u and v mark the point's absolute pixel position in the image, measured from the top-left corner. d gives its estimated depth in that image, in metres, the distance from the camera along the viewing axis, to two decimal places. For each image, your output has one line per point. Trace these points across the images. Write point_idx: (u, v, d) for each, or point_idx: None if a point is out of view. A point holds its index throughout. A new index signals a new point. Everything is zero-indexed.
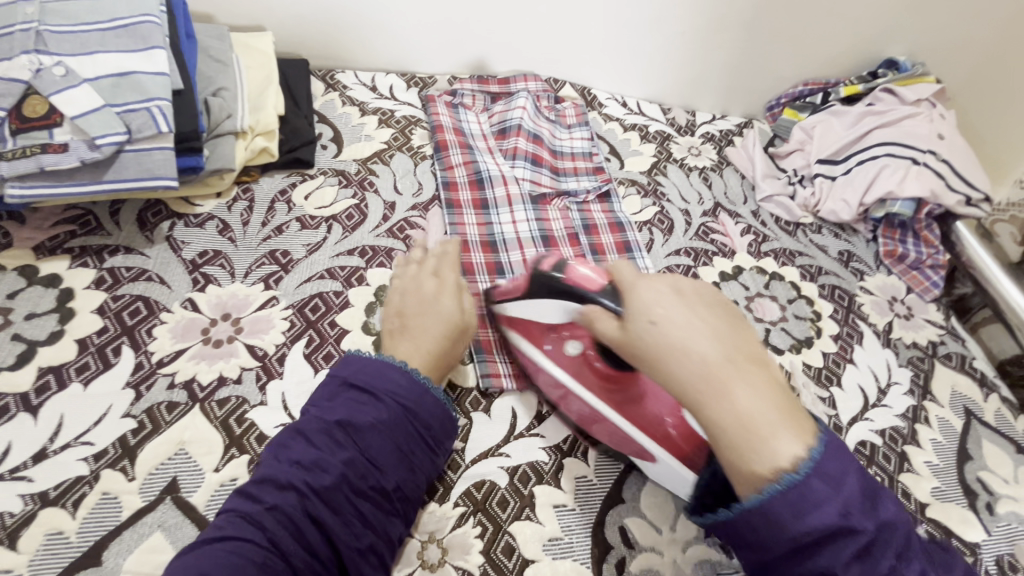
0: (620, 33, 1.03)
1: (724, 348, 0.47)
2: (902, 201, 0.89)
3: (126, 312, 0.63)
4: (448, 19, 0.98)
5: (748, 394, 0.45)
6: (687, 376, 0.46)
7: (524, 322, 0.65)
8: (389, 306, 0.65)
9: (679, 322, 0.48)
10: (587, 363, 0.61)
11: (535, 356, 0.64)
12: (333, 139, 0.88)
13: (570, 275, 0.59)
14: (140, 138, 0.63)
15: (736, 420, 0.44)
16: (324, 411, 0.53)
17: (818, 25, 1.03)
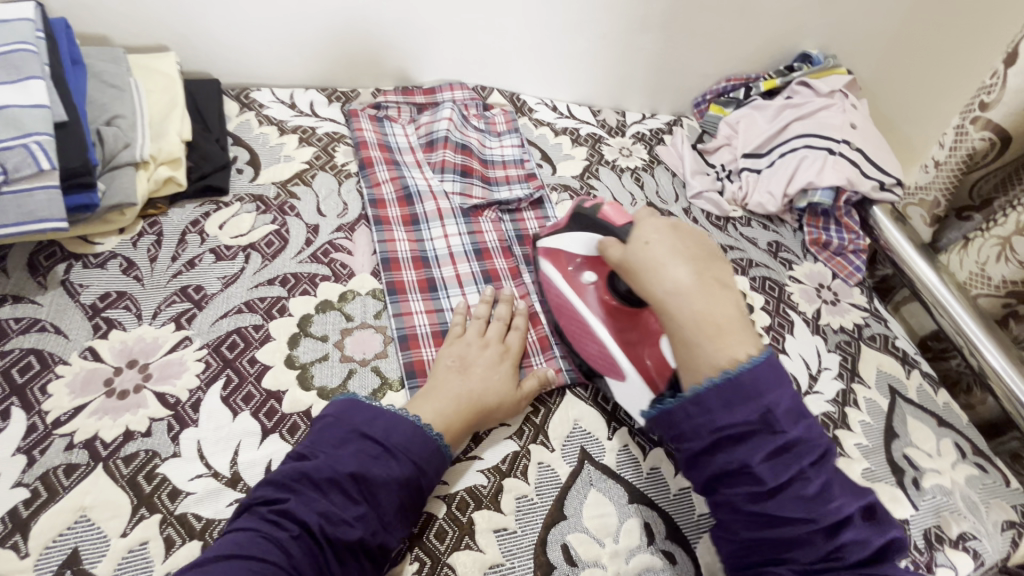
0: (542, 39, 1.02)
1: (696, 272, 0.57)
2: (821, 190, 0.91)
3: (16, 369, 0.57)
4: (366, 31, 0.95)
5: (708, 303, 0.55)
6: (666, 284, 0.56)
7: (557, 254, 0.74)
8: (443, 360, 0.65)
9: (665, 250, 0.59)
10: (598, 294, 0.69)
11: (556, 275, 0.73)
12: (249, 162, 0.84)
13: (603, 212, 0.70)
14: (19, 178, 0.58)
15: (705, 319, 0.54)
16: (334, 462, 0.52)
17: (734, 24, 1.05)
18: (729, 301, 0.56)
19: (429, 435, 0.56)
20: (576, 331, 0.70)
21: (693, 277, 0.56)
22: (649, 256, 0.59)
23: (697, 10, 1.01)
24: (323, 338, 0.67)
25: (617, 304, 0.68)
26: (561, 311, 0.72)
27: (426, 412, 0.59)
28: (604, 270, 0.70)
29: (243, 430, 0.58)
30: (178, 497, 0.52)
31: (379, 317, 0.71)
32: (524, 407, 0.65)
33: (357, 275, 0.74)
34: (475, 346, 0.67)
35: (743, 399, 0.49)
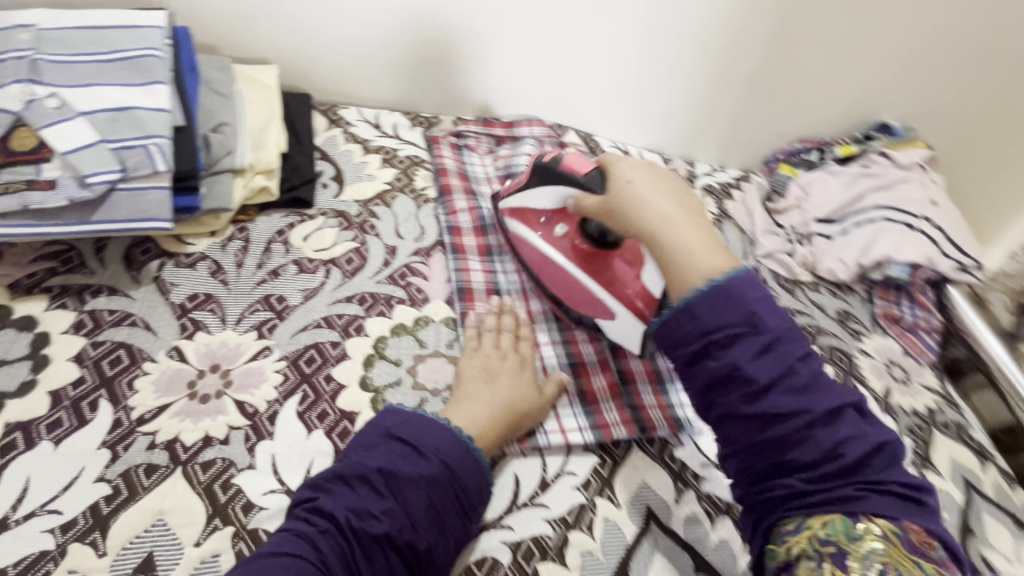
0: (623, 86, 1.03)
1: (681, 209, 0.58)
2: (898, 264, 0.91)
3: (106, 360, 0.58)
4: (456, 60, 0.97)
5: (697, 233, 0.56)
6: (658, 218, 0.57)
7: (523, 212, 0.76)
8: (467, 374, 0.64)
9: (649, 186, 0.59)
10: (572, 242, 0.72)
11: (527, 235, 0.75)
12: (334, 177, 0.86)
13: (566, 164, 0.70)
14: (136, 176, 0.60)
15: (674, 258, 0.55)
16: (363, 459, 0.51)
17: (815, 88, 1.05)
18: (698, 231, 0.56)
19: (452, 429, 0.54)
20: (569, 293, 0.73)
21: (680, 222, 0.57)
22: (637, 197, 0.59)
23: (782, 69, 1.01)
24: (396, 362, 0.67)
25: (588, 248, 0.71)
26: (542, 270, 0.75)
27: (460, 418, 0.57)
28: (572, 220, 0.72)
29: (316, 448, 0.58)
30: (251, 511, 0.52)
31: (451, 346, 0.71)
32: (540, 415, 0.64)
33: (432, 301, 0.75)
34: (494, 356, 0.66)
35: (731, 303, 0.51)
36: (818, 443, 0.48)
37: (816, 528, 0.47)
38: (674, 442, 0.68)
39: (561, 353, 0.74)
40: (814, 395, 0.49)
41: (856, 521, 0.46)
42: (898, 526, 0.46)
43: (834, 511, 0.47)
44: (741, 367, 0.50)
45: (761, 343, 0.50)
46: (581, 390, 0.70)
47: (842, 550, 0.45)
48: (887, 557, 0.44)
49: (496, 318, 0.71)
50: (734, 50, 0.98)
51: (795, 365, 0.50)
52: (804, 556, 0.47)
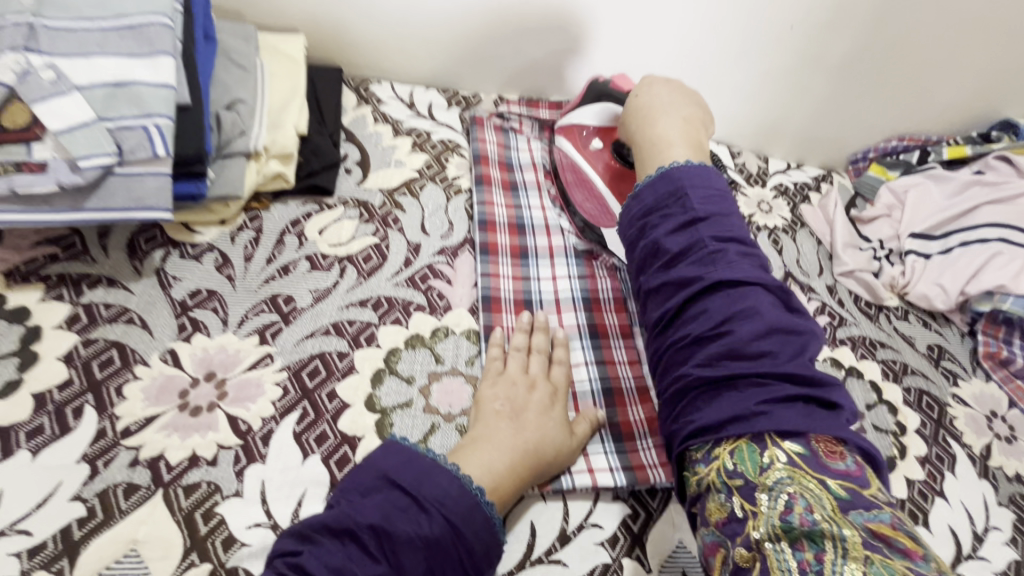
0: (690, 66, 0.89)
1: (673, 106, 0.64)
2: (1014, 297, 0.75)
3: (96, 362, 0.54)
4: (499, 26, 0.85)
5: (668, 127, 0.63)
6: (661, 125, 0.63)
7: (569, 127, 0.80)
8: (484, 407, 0.56)
9: (663, 98, 0.65)
10: (605, 159, 0.77)
11: (568, 149, 0.79)
12: (359, 162, 0.78)
13: (617, 81, 0.77)
14: (131, 160, 0.55)
15: (659, 138, 0.62)
16: (355, 510, 0.43)
17: (928, 76, 0.87)
18: (686, 125, 0.62)
19: (463, 481, 0.46)
20: (588, 197, 0.76)
21: (677, 121, 0.63)
22: (648, 104, 0.65)
23: (892, 54, 0.85)
24: (408, 380, 0.60)
25: (619, 167, 0.77)
26: (568, 176, 0.78)
27: (475, 462, 0.49)
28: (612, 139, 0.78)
29: (310, 477, 0.51)
30: (232, 547, 0.47)
31: (470, 364, 0.62)
32: (568, 463, 0.55)
33: (454, 310, 0.67)
34: (521, 384, 0.58)
35: (710, 193, 0.55)
36: (710, 316, 0.48)
37: (725, 459, 0.44)
38: None
39: (595, 375, 0.64)
40: (716, 267, 0.50)
41: (762, 445, 0.43)
42: (804, 445, 0.42)
43: (741, 435, 0.44)
44: (661, 243, 0.53)
45: (685, 220, 0.53)
46: (616, 423, 0.60)
47: (750, 481, 0.42)
48: (793, 483, 0.41)
49: (527, 336, 0.64)
50: (834, 28, 0.82)
51: (710, 241, 0.51)
52: (714, 488, 0.45)
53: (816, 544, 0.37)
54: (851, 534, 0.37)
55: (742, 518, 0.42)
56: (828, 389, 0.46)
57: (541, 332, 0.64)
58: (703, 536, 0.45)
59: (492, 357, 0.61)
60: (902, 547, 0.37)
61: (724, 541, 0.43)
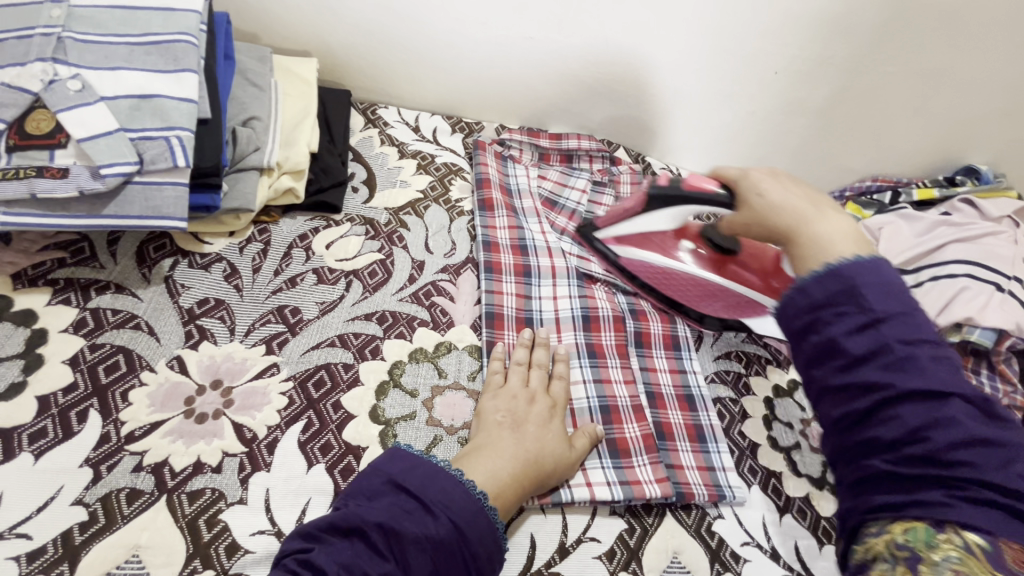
0: (683, 103, 0.94)
1: (806, 195, 0.52)
2: (981, 329, 0.79)
3: (102, 366, 0.54)
4: (581, 81, 0.92)
5: (823, 224, 0.48)
6: (818, 223, 0.48)
7: (640, 237, 0.77)
8: (485, 419, 0.58)
9: (789, 193, 0.52)
10: (703, 255, 0.76)
11: (661, 260, 0.76)
12: (365, 181, 0.81)
13: (688, 182, 0.68)
14: (152, 170, 0.56)
15: (820, 237, 0.46)
16: (364, 510, 0.44)
17: (900, 125, 0.93)
18: (848, 223, 0.47)
19: (470, 487, 0.47)
20: (703, 294, 0.76)
21: (827, 212, 0.49)
22: (788, 204, 0.51)
23: (869, 102, 0.90)
24: (412, 393, 0.61)
25: (710, 252, 0.76)
26: (665, 282, 0.76)
27: (479, 470, 0.50)
28: (694, 235, 0.76)
29: (315, 485, 0.52)
30: (236, 554, 0.47)
31: (472, 379, 0.64)
32: (567, 474, 0.57)
33: (457, 326, 0.68)
34: (522, 398, 0.60)
35: (884, 292, 0.41)
36: (906, 420, 0.38)
37: (896, 534, 0.39)
38: (713, 513, 0.60)
39: (593, 393, 0.66)
40: (907, 375, 0.38)
41: (941, 530, 0.38)
42: (990, 540, 0.37)
43: (919, 517, 0.38)
44: (839, 342, 0.40)
45: (864, 320, 0.40)
46: (613, 439, 0.62)
47: (918, 555, 0.38)
48: (963, 567, 0.36)
49: (528, 351, 0.66)
50: (811, 77, 0.88)
51: (898, 346, 0.39)
52: (881, 558, 0.40)
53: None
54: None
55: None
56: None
57: (541, 347, 0.66)
58: None
59: (493, 371, 0.63)
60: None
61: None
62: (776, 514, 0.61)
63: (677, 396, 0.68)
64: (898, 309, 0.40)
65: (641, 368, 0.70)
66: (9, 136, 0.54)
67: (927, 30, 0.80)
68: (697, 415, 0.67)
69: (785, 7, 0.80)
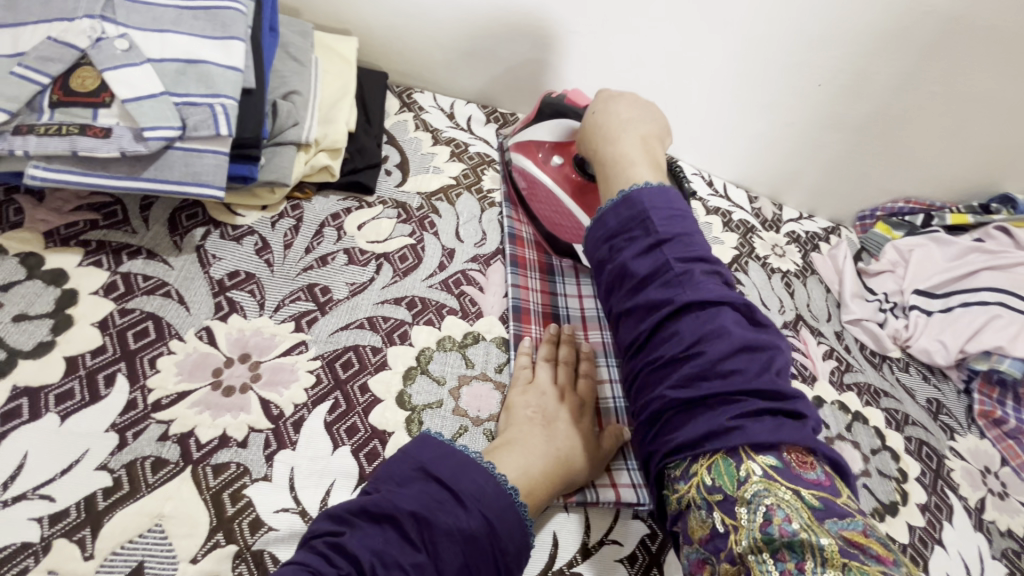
0: (717, 108, 0.89)
1: (627, 120, 0.63)
2: (1011, 359, 0.78)
3: (131, 332, 0.53)
4: (499, 24, 0.83)
5: (629, 144, 0.60)
6: (613, 146, 0.60)
7: (528, 145, 0.76)
8: (512, 415, 0.57)
9: (619, 119, 0.63)
10: (565, 173, 0.72)
11: (530, 168, 0.75)
12: (399, 165, 0.80)
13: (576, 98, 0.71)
14: (194, 136, 0.55)
15: (619, 158, 0.59)
16: (396, 496, 0.43)
17: (940, 147, 0.89)
18: (642, 142, 0.60)
19: (501, 482, 0.46)
20: (551, 222, 0.75)
21: (639, 139, 0.61)
22: (600, 126, 0.63)
23: (911, 121, 0.85)
24: (439, 381, 0.60)
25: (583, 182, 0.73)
26: (533, 194, 0.76)
27: (511, 464, 0.50)
28: (570, 153, 0.73)
29: (340, 468, 0.51)
30: (259, 530, 0.46)
31: (499, 370, 0.63)
32: (593, 474, 0.56)
33: (485, 317, 0.67)
34: (550, 395, 0.59)
35: (668, 214, 0.51)
36: (683, 337, 0.45)
37: (703, 476, 0.41)
38: None
39: (619, 395, 0.65)
40: (684, 289, 0.46)
41: (737, 458, 0.40)
42: (777, 457, 0.40)
43: (717, 450, 0.41)
44: (627, 266, 0.49)
45: (648, 244, 0.49)
46: None
47: (728, 495, 0.39)
48: (772, 496, 0.38)
49: (554, 347, 0.65)
50: (857, 92, 0.83)
51: (727, 326, 0.44)
52: (695, 505, 0.42)
53: (797, 554, 0.35)
54: (830, 543, 0.35)
55: (723, 533, 0.39)
56: (795, 400, 0.43)
57: (567, 345, 0.65)
58: (687, 556, 0.42)
59: (520, 366, 0.62)
60: (877, 554, 0.34)
61: (707, 559, 0.40)
62: None
63: None
64: (677, 232, 0.50)
65: None
66: (52, 92, 0.53)
67: (983, 53, 0.76)
68: None
69: (837, 15, 0.75)
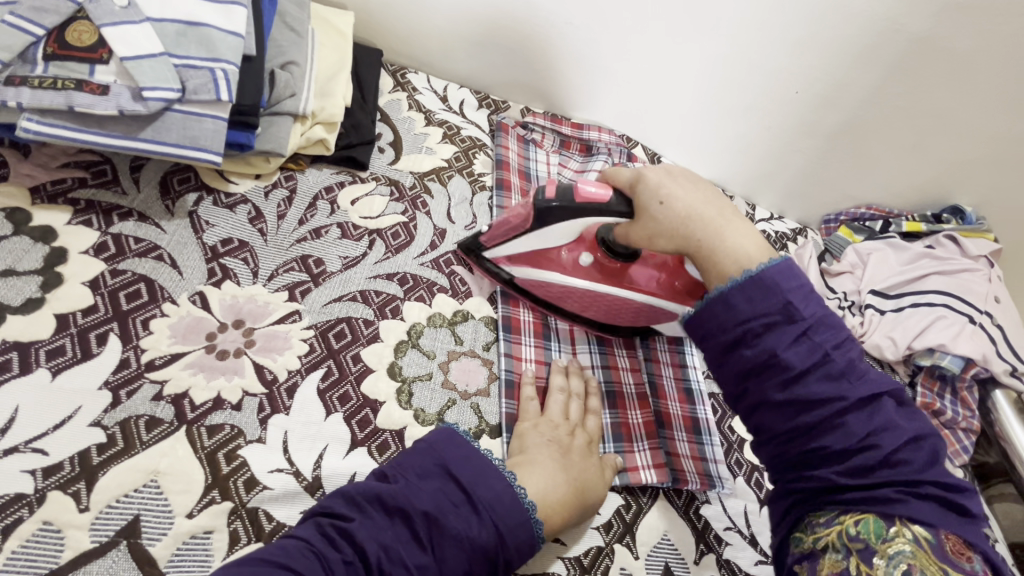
0: (702, 107, 0.93)
1: (711, 206, 0.56)
2: (952, 356, 0.84)
3: (123, 293, 0.53)
4: (497, 15, 0.85)
5: (734, 234, 0.54)
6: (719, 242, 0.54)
7: (539, 254, 0.68)
8: (525, 442, 0.57)
9: (693, 197, 0.56)
10: (597, 264, 0.68)
11: (548, 277, 0.69)
12: (392, 143, 0.80)
13: (577, 194, 0.60)
14: (193, 100, 0.55)
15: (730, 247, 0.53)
16: (414, 492, 0.45)
17: (900, 159, 0.94)
18: (749, 229, 0.55)
19: (520, 500, 0.47)
20: (586, 305, 0.70)
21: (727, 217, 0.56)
22: (692, 215, 0.55)
23: (873, 132, 0.91)
24: (429, 355, 0.62)
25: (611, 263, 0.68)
26: (559, 295, 0.70)
27: (529, 487, 0.50)
28: (590, 244, 0.68)
29: (332, 433, 0.53)
30: (254, 489, 0.48)
31: (487, 349, 0.65)
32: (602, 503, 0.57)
33: (474, 297, 0.69)
34: (563, 428, 0.58)
35: (766, 292, 0.49)
36: (852, 431, 0.46)
37: (848, 525, 0.45)
38: (701, 498, 0.63)
39: (600, 378, 0.68)
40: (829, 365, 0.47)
41: (890, 522, 0.44)
42: (933, 533, 0.43)
43: (870, 510, 0.44)
44: (779, 354, 0.48)
45: (796, 333, 0.48)
46: (617, 423, 0.65)
47: (870, 546, 0.43)
48: (914, 559, 0.42)
49: (564, 378, 0.64)
50: (831, 102, 0.88)
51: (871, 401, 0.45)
52: (831, 548, 0.45)
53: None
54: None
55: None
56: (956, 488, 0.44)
57: (576, 376, 0.65)
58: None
59: (526, 399, 0.61)
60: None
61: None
62: (757, 504, 0.65)
63: (678, 389, 0.71)
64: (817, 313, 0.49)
65: (645, 359, 0.72)
66: (47, 44, 0.52)
67: (943, 74, 0.82)
68: (695, 409, 0.70)
69: (815, 28, 0.79)
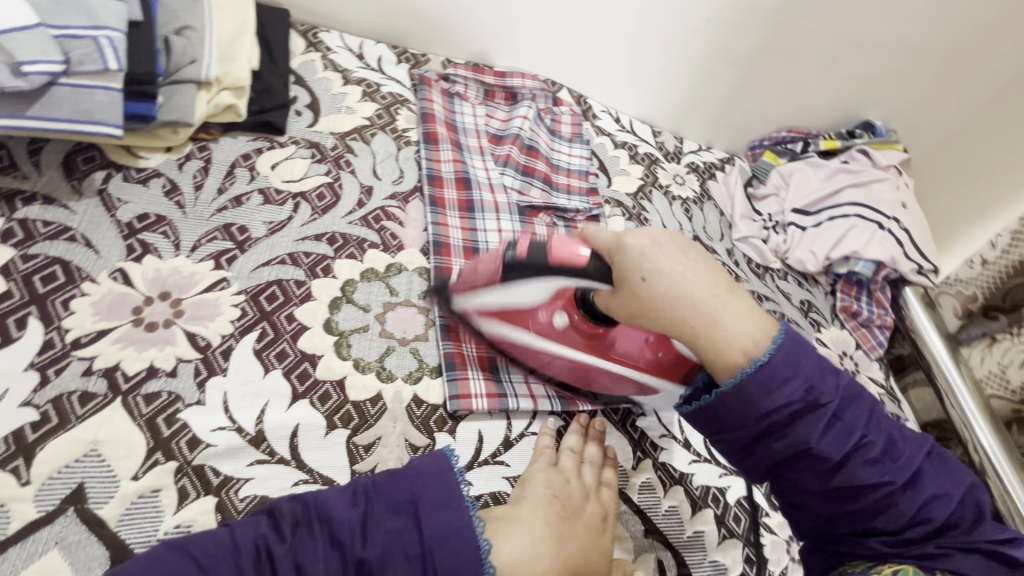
0: (621, 43, 0.94)
1: (710, 286, 0.51)
2: (864, 261, 0.90)
3: (38, 276, 0.53)
4: None
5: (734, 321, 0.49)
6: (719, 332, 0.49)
7: (510, 313, 0.62)
8: (527, 492, 0.54)
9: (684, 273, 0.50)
10: (577, 330, 0.61)
11: (523, 338, 0.63)
12: (309, 105, 0.79)
13: (553, 255, 0.52)
14: (80, 71, 0.54)
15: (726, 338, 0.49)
16: (366, 539, 0.43)
17: (813, 80, 0.98)
18: (747, 311, 0.50)
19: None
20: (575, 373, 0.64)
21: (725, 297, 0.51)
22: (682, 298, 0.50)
23: (785, 53, 0.95)
24: (365, 308, 0.63)
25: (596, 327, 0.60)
26: (539, 358, 0.65)
27: (508, 552, 0.46)
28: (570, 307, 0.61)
29: (272, 389, 0.54)
30: (197, 447, 0.49)
31: (423, 296, 0.67)
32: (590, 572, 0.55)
33: (406, 249, 0.70)
34: (576, 486, 0.55)
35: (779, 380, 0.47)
36: (903, 511, 0.48)
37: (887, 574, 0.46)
38: (637, 411, 0.69)
39: None
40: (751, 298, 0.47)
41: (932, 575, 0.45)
42: None
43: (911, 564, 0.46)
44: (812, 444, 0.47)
45: (826, 419, 0.47)
46: None
47: None
48: None
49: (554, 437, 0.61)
50: (741, 27, 0.91)
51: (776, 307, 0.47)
52: None
53: None
54: None
55: None
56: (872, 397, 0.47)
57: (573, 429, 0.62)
58: None
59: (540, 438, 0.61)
60: None
61: None
62: None
63: None
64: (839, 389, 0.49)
65: None
66: None
67: None
68: None
69: None
